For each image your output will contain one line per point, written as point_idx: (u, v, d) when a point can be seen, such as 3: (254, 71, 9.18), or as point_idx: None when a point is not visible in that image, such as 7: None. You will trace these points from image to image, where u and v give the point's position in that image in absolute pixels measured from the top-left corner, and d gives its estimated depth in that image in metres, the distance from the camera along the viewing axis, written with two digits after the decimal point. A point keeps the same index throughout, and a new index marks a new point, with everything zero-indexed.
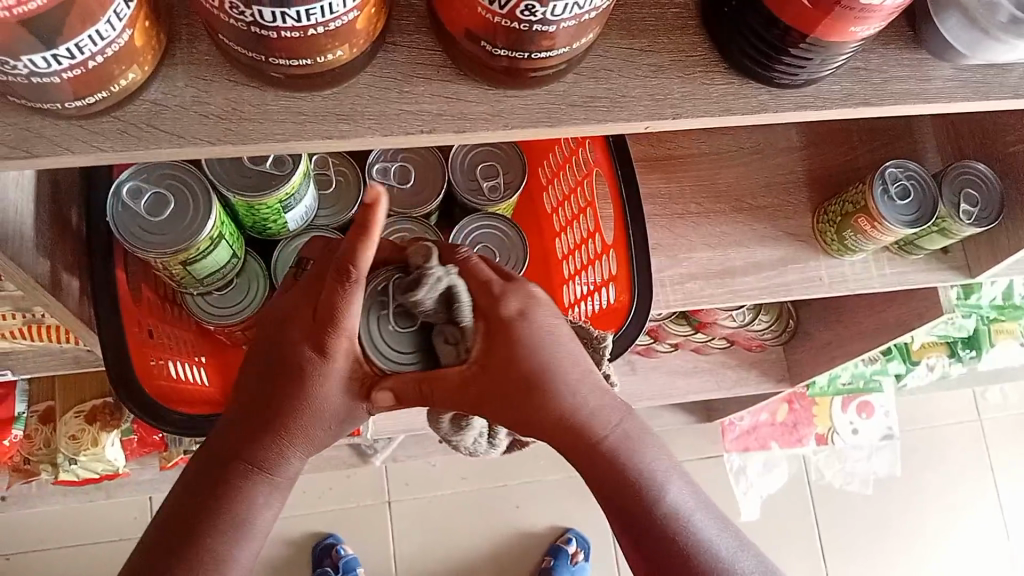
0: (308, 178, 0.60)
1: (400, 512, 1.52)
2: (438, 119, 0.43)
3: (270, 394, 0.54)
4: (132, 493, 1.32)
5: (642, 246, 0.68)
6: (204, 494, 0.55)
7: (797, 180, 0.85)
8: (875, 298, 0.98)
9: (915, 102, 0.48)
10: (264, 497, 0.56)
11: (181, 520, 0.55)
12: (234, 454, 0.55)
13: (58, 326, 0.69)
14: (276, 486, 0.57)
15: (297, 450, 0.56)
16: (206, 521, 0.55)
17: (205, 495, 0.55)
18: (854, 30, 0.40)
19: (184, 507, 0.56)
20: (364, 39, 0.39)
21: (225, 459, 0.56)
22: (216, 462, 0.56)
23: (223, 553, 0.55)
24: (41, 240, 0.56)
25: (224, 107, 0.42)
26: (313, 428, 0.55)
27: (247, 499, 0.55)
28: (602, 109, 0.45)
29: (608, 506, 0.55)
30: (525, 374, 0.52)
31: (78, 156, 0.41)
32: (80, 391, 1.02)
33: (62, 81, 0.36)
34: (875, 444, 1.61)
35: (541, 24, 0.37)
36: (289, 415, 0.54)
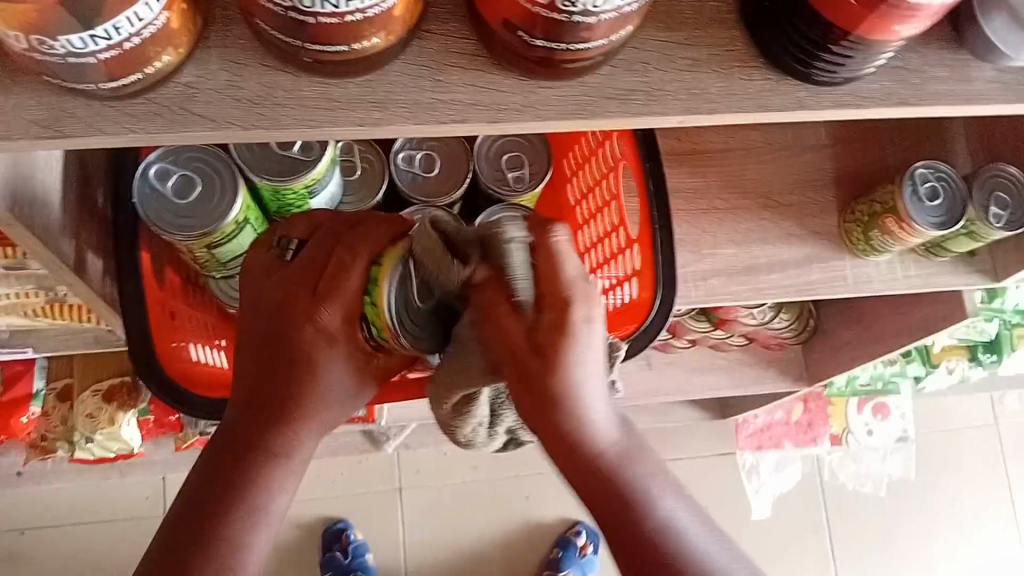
0: (334, 164, 0.59)
1: (411, 500, 1.52)
2: (471, 109, 0.43)
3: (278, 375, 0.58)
4: (145, 473, 1.33)
5: (668, 245, 0.68)
6: (225, 476, 0.58)
7: (825, 178, 0.84)
8: (898, 299, 0.97)
9: (954, 103, 0.47)
10: (279, 477, 0.59)
11: (204, 506, 0.58)
12: (248, 439, 0.58)
13: (81, 305, 0.70)
14: (290, 470, 0.60)
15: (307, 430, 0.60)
16: (230, 504, 0.57)
17: (224, 482, 0.58)
18: (897, 29, 0.39)
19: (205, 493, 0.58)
20: (400, 26, 0.39)
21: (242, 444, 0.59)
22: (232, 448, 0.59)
23: (246, 534, 0.57)
24: (67, 219, 0.56)
25: (257, 92, 0.42)
26: (320, 406, 0.60)
27: (266, 479, 0.59)
28: (637, 103, 0.44)
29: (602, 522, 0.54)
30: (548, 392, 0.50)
31: (111, 138, 0.41)
32: (99, 370, 1.02)
33: (98, 63, 0.36)
34: (890, 446, 1.60)
35: (581, 16, 0.36)
36: (298, 390, 0.59)
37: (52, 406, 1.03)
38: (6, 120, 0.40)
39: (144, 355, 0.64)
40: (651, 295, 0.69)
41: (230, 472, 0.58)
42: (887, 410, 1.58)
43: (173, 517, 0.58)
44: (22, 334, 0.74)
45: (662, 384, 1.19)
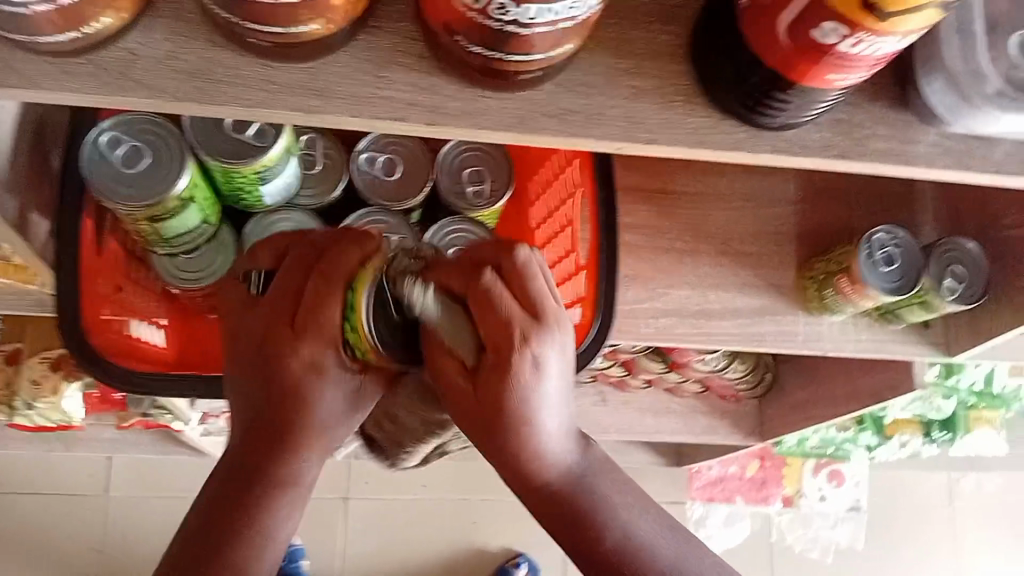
0: (288, 154, 0.59)
1: (355, 510, 1.50)
2: (409, 108, 0.43)
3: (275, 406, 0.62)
4: (90, 451, 1.32)
5: (612, 276, 0.69)
6: (233, 500, 0.63)
7: (788, 232, 0.84)
8: (852, 364, 0.97)
9: (893, 162, 0.48)
10: (285, 503, 0.64)
11: (215, 528, 0.62)
12: (256, 466, 0.63)
13: (24, 266, 0.69)
14: (297, 494, 0.65)
15: (309, 454, 0.64)
16: (240, 523, 0.62)
17: (234, 507, 0.62)
18: (834, 78, 0.40)
19: (215, 516, 0.62)
20: (342, 17, 0.39)
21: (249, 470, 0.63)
22: (240, 476, 0.63)
23: (254, 554, 0.62)
24: (14, 174, 0.56)
25: (198, 65, 0.42)
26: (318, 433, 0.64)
27: (274, 503, 0.63)
28: (576, 123, 0.45)
29: (534, 503, 0.64)
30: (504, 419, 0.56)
31: (46, 93, 0.41)
32: (50, 338, 1.02)
33: (32, 15, 0.36)
34: (841, 514, 1.60)
35: (516, 26, 0.37)
36: (294, 420, 0.63)
37: None
38: None
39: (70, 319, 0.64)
40: (591, 318, 0.69)
41: (241, 497, 0.63)
42: (843, 478, 1.61)
43: (181, 544, 0.62)
44: None
45: (615, 422, 1.19)
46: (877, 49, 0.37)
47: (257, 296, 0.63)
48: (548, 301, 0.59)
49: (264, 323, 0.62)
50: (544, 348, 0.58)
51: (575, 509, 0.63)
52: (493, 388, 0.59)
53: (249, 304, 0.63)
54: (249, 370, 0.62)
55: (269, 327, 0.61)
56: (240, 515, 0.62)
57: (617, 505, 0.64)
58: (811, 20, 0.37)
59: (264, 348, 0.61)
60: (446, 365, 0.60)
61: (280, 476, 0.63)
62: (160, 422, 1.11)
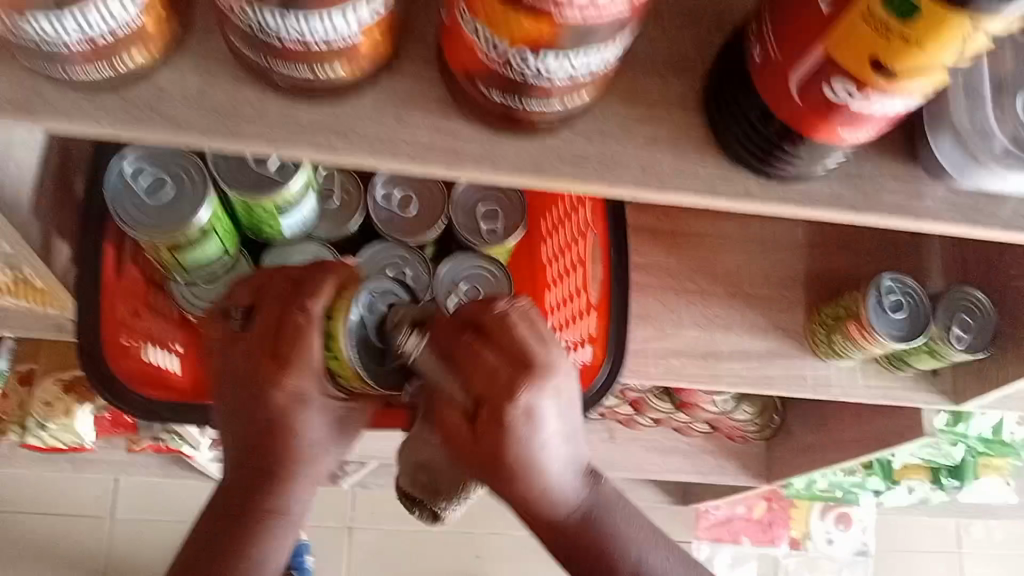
0: (308, 189, 0.61)
1: (359, 539, 1.50)
2: (429, 151, 0.44)
3: (260, 442, 0.63)
4: (97, 471, 1.32)
5: (624, 317, 0.69)
6: (226, 531, 0.65)
7: (798, 276, 0.84)
8: (860, 409, 0.97)
9: (901, 216, 0.48)
10: (275, 534, 0.66)
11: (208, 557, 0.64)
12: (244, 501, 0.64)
13: (44, 290, 0.71)
14: (286, 524, 0.66)
15: (298, 488, 0.65)
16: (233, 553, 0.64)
17: (229, 540, 0.65)
18: (843, 135, 0.41)
19: (210, 545, 0.65)
20: (367, 62, 0.40)
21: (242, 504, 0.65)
22: (232, 509, 0.65)
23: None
24: (40, 201, 0.57)
25: (225, 103, 0.43)
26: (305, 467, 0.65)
27: (264, 536, 0.65)
28: (591, 169, 0.45)
29: (556, 548, 0.68)
30: (516, 463, 0.59)
31: (74, 124, 0.42)
32: (63, 359, 1.03)
33: (69, 54, 0.37)
34: (848, 558, 1.58)
35: (535, 77, 0.38)
36: (282, 458, 0.64)
37: (12, 388, 1.04)
38: None
39: (87, 346, 0.65)
40: (602, 361, 0.70)
41: (236, 528, 0.65)
42: (850, 521, 1.58)
43: (183, 562, 0.66)
44: None
45: (622, 459, 1.18)
46: (885, 109, 0.38)
47: (237, 330, 0.63)
48: (545, 344, 0.58)
49: (248, 360, 0.62)
50: (537, 399, 0.57)
51: (589, 541, 0.68)
52: (496, 444, 0.59)
53: (234, 337, 0.63)
54: (237, 406, 0.63)
55: (252, 369, 0.61)
56: (229, 543, 0.65)
57: (627, 538, 0.69)
58: (820, 79, 0.38)
59: (247, 386, 0.62)
60: (450, 416, 0.61)
61: (273, 512, 0.65)
62: (168, 446, 1.11)
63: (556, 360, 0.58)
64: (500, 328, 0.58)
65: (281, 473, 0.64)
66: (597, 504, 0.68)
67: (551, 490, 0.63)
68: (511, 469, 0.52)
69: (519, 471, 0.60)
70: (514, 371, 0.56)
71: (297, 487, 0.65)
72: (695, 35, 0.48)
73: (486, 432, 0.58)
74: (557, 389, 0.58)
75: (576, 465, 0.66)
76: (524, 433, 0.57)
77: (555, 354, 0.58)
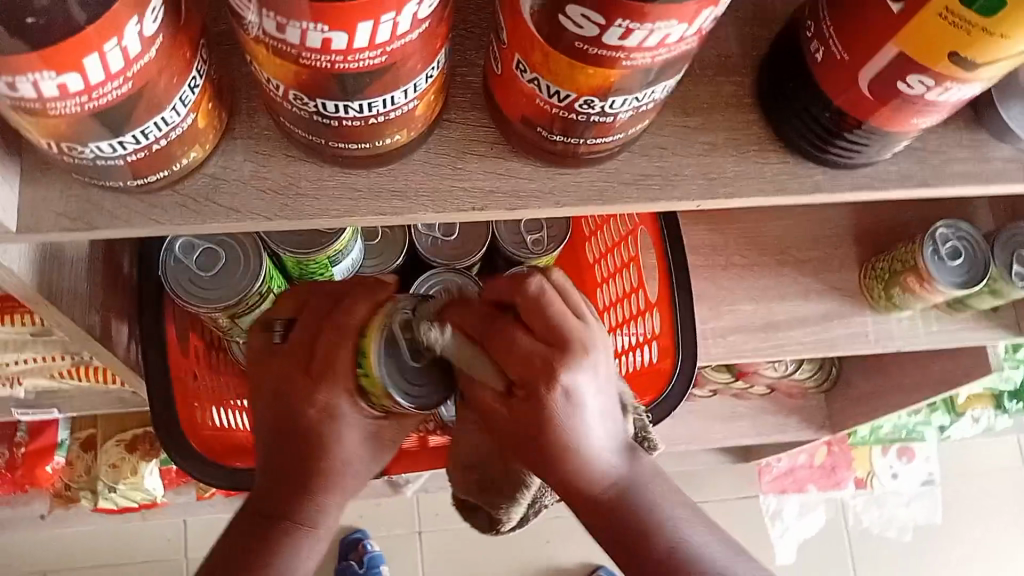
0: (356, 235, 0.61)
1: (430, 543, 1.51)
2: (490, 196, 0.44)
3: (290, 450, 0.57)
4: (166, 517, 1.33)
5: (688, 311, 0.67)
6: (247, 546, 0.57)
7: (845, 235, 0.83)
8: (921, 353, 0.96)
9: (974, 183, 0.47)
10: (304, 552, 0.58)
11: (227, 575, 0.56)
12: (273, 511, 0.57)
13: (104, 368, 0.71)
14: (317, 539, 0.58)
15: (332, 501, 0.59)
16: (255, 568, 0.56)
17: (247, 555, 0.56)
18: (913, 121, 0.40)
19: (226, 561, 0.56)
20: (422, 122, 0.40)
21: (269, 516, 0.57)
22: (257, 521, 0.57)
23: None
24: (94, 290, 0.57)
25: (282, 181, 0.43)
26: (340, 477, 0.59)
27: (291, 553, 0.57)
28: (654, 187, 0.44)
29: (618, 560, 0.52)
30: (551, 450, 0.49)
31: (137, 229, 0.42)
32: (121, 420, 1.04)
33: (125, 164, 0.37)
34: (915, 490, 1.59)
35: (599, 116, 0.37)
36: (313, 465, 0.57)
37: (76, 455, 1.04)
38: (36, 213, 0.41)
39: (165, 429, 0.65)
40: (671, 363, 0.69)
41: (257, 543, 0.57)
42: (912, 453, 1.59)
43: None
44: (47, 393, 0.75)
45: (683, 433, 1.18)
46: (962, 94, 0.37)
47: (277, 344, 0.59)
48: (581, 319, 0.51)
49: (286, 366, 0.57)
50: (575, 379, 0.49)
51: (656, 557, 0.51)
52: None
53: (269, 352, 0.59)
54: (268, 413, 0.58)
55: (285, 374, 0.57)
56: (253, 562, 0.56)
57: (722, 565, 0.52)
58: (893, 74, 0.37)
59: (276, 393, 0.57)
60: (480, 401, 0.53)
61: (301, 526, 0.57)
62: None
63: (594, 336, 0.51)
64: (536, 298, 0.51)
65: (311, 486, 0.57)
66: (635, 480, 0.51)
67: (592, 461, 0.50)
68: (558, 438, 0.49)
69: (563, 459, 0.49)
70: (550, 352, 0.49)
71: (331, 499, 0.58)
72: (738, 29, 0.47)
73: (524, 412, 0.49)
74: (594, 367, 0.49)
75: (617, 441, 0.52)
76: (565, 420, 0.48)
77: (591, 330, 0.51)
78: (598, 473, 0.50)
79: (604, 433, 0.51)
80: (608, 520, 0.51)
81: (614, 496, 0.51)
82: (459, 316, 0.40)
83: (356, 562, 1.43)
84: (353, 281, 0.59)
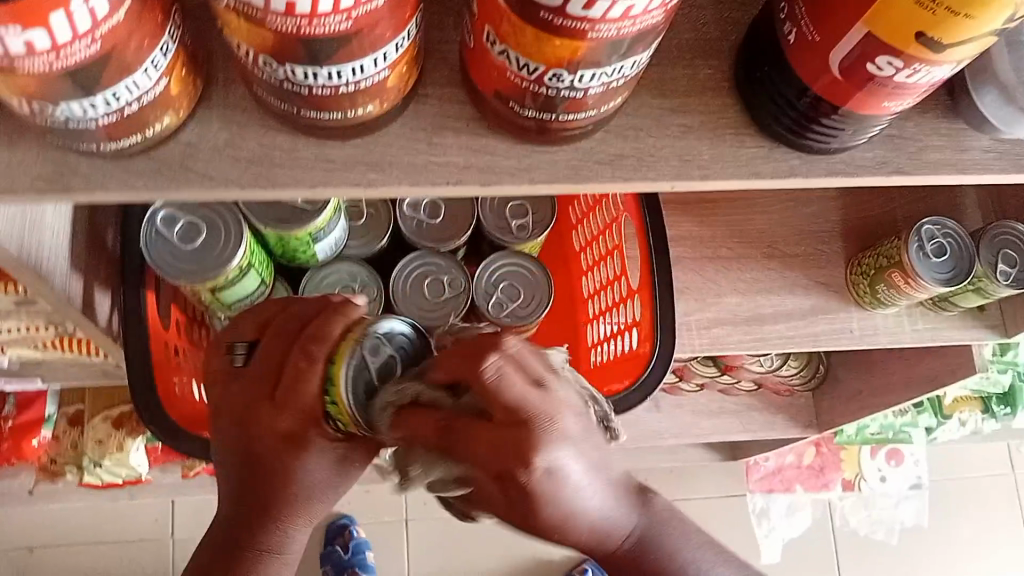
0: (338, 213, 0.61)
1: (417, 531, 1.51)
2: (464, 171, 0.44)
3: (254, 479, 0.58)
4: (154, 497, 1.34)
5: (666, 297, 0.68)
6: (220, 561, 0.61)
7: (832, 230, 0.83)
8: (908, 352, 0.96)
9: (950, 172, 0.47)
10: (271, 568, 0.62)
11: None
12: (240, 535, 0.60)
13: (87, 340, 0.71)
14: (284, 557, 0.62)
15: (296, 526, 0.61)
16: None
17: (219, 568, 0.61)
18: (886, 105, 0.40)
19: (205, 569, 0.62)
20: (395, 94, 0.40)
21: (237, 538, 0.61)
22: (226, 541, 0.61)
23: None
24: (75, 260, 0.57)
25: (257, 152, 0.43)
26: (306, 506, 0.60)
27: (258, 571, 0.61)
28: (629, 168, 0.45)
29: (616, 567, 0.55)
30: (554, 521, 0.44)
31: (110, 193, 0.42)
32: (109, 397, 1.04)
33: (98, 127, 0.37)
34: (903, 493, 1.58)
35: (570, 91, 0.37)
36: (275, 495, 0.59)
37: (63, 430, 1.05)
38: (10, 175, 0.41)
39: (144, 400, 0.66)
40: (650, 349, 0.69)
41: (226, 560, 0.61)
42: (901, 457, 1.58)
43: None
44: (31, 364, 0.76)
45: (670, 426, 1.18)
46: (931, 77, 0.37)
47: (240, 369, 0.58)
48: (545, 388, 0.41)
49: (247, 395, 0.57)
50: (553, 455, 0.40)
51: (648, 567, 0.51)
52: (524, 512, 0.43)
53: (232, 374, 0.58)
54: (227, 436, 0.58)
55: (242, 406, 0.56)
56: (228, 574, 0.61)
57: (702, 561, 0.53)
58: (864, 55, 0.37)
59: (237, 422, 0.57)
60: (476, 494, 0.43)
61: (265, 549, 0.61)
62: None
63: (561, 404, 0.41)
64: (494, 381, 0.40)
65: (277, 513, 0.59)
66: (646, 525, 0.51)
67: (596, 524, 0.47)
68: (553, 514, 0.43)
69: (564, 526, 0.45)
70: (520, 436, 0.40)
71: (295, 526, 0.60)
72: (716, 14, 0.47)
73: (517, 498, 0.41)
74: (573, 437, 0.42)
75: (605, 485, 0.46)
76: (553, 495, 0.42)
77: (556, 397, 0.41)
78: (603, 531, 0.48)
79: (596, 491, 0.45)
80: (627, 562, 0.51)
81: (631, 547, 0.50)
82: (429, 378, 0.42)
83: (341, 547, 1.43)
84: (321, 301, 0.56)
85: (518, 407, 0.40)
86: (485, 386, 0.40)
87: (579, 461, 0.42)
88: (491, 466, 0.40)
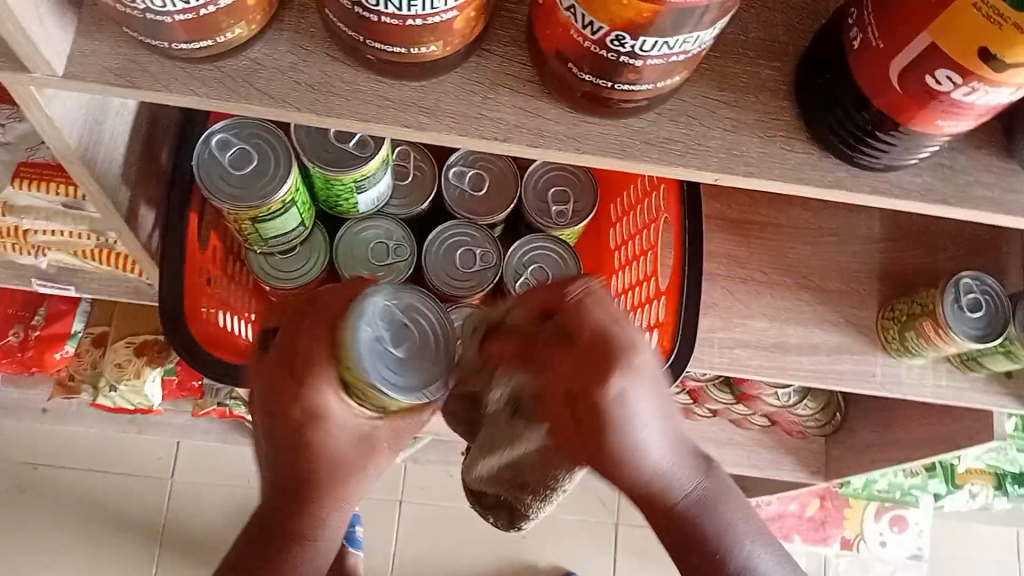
0: (385, 165, 0.62)
1: (410, 514, 1.48)
2: (514, 129, 0.45)
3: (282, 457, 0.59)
4: (162, 435, 1.36)
5: (694, 304, 0.69)
6: (256, 555, 0.59)
7: (870, 271, 0.83)
8: (929, 410, 0.94)
9: (994, 210, 0.47)
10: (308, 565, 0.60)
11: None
12: (274, 524, 0.59)
13: (125, 255, 0.73)
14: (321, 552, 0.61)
15: (327, 510, 0.60)
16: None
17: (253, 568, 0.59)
18: (941, 125, 0.40)
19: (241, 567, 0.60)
20: (459, 39, 0.41)
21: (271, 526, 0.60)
22: (261, 532, 0.60)
23: None
24: (128, 168, 0.58)
25: (318, 78, 0.44)
26: (334, 485, 0.60)
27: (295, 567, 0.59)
28: (675, 153, 0.45)
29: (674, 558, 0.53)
30: (614, 449, 0.47)
31: (174, 96, 0.43)
32: (135, 324, 1.06)
33: (173, 23, 0.38)
34: (902, 562, 1.56)
35: (629, 57, 0.38)
36: (303, 472, 0.59)
37: (85, 348, 1.08)
38: (84, 63, 0.43)
39: (171, 312, 0.67)
40: (669, 349, 0.69)
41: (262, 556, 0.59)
42: (905, 525, 1.55)
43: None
44: (69, 271, 0.78)
45: None
46: (990, 99, 0.37)
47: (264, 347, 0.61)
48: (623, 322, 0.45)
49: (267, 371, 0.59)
50: (625, 380, 0.44)
51: (692, 537, 0.51)
52: (590, 434, 0.47)
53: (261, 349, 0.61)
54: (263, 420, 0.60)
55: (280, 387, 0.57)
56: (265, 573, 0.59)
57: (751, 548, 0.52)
58: (924, 68, 0.37)
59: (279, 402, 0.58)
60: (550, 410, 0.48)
61: (301, 538, 0.59)
62: (232, 412, 1.16)
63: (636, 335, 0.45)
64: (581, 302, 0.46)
65: (306, 492, 0.59)
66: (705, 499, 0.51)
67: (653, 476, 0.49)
68: (618, 442, 0.47)
69: (627, 463, 0.47)
70: (591, 346, 0.44)
71: (325, 508, 0.60)
72: (787, 18, 0.48)
73: (587, 418, 0.46)
74: (641, 367, 0.45)
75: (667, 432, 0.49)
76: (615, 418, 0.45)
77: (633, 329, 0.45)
78: (660, 485, 0.50)
79: (660, 443, 0.48)
80: (678, 531, 0.51)
81: (687, 508, 0.51)
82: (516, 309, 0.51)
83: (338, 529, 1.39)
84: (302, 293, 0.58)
85: (595, 329, 0.45)
86: (572, 305, 0.46)
87: (649, 390, 0.45)
88: (566, 382, 0.46)
